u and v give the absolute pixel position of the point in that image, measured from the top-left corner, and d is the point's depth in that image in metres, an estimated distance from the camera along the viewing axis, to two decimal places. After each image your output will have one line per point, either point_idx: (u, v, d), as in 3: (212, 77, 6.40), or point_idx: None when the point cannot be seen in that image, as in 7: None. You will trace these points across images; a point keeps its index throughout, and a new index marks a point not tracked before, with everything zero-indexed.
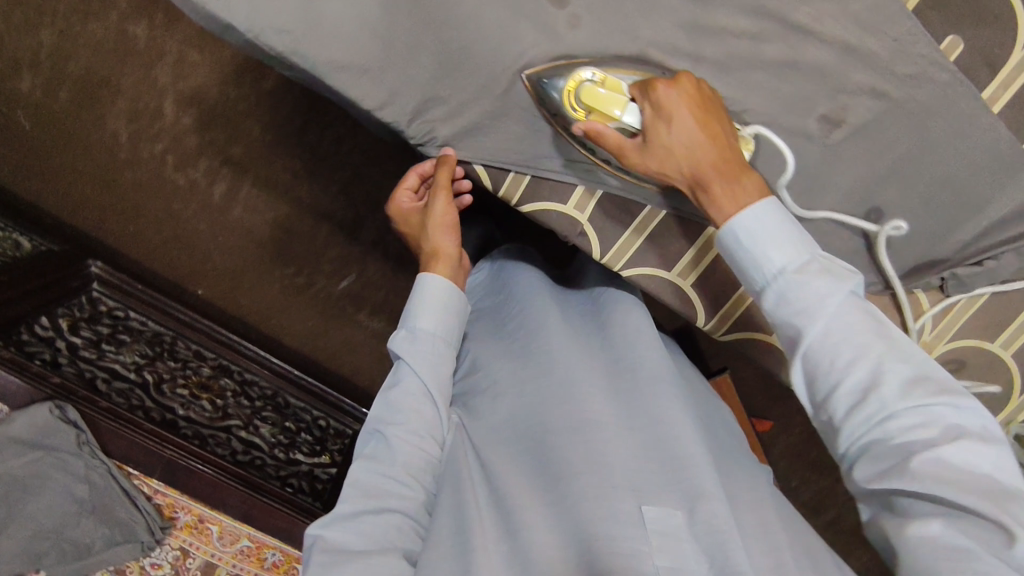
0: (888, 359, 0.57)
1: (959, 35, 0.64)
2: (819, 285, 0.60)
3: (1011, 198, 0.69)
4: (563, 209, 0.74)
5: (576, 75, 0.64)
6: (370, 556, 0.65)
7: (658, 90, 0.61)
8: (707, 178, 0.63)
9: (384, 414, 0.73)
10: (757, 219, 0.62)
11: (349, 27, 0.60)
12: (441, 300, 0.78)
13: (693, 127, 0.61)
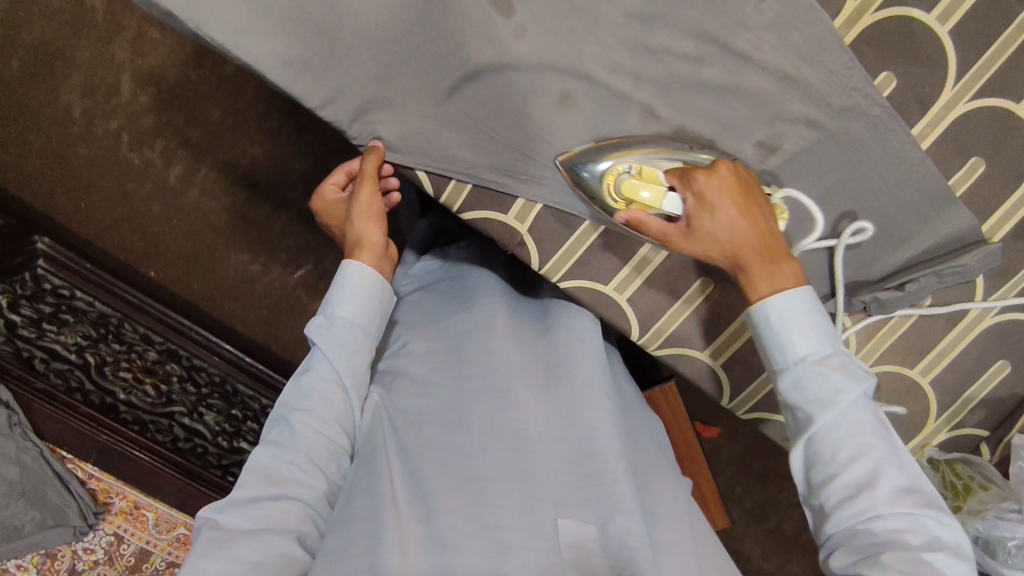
0: (887, 462, 0.61)
1: (893, 72, 0.66)
2: (837, 377, 0.64)
3: (932, 231, 0.72)
4: (503, 219, 0.74)
5: (615, 166, 0.68)
6: (261, 541, 0.66)
7: (698, 180, 0.65)
8: (748, 262, 0.66)
9: (294, 400, 0.74)
10: (792, 306, 0.65)
11: (291, 23, 0.61)
12: (367, 289, 0.77)
13: (736, 213, 0.64)
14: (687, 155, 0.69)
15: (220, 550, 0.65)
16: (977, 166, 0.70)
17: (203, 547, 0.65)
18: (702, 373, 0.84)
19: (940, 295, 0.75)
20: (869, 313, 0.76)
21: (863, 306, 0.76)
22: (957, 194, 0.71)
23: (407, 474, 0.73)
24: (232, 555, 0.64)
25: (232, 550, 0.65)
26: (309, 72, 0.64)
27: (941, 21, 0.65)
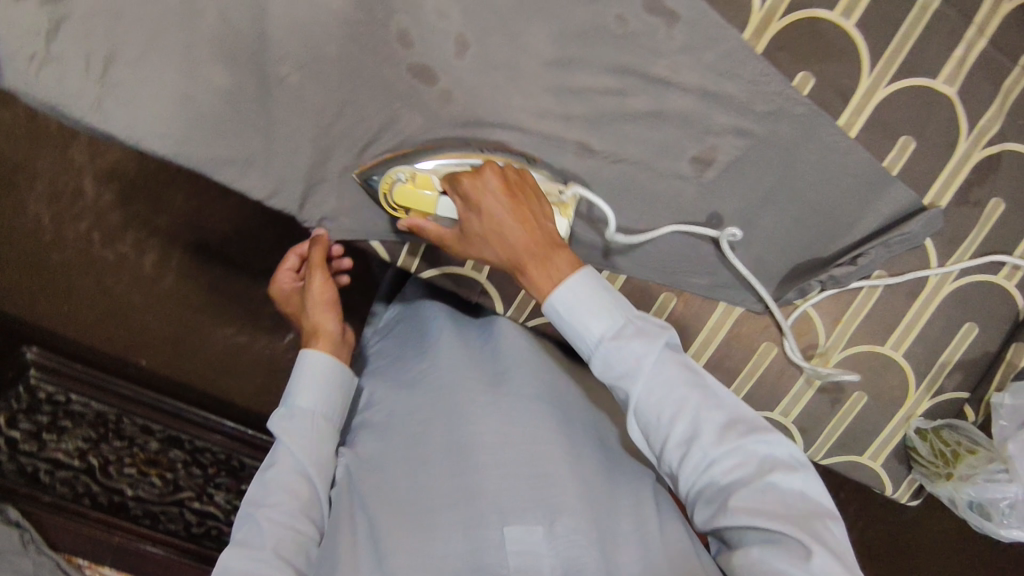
0: (702, 406, 0.61)
1: (809, 71, 0.68)
2: (632, 344, 0.63)
3: (877, 212, 0.74)
4: (463, 270, 0.80)
5: (390, 175, 0.69)
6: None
7: (460, 181, 0.66)
8: (521, 260, 0.66)
9: (254, 497, 0.70)
10: (573, 291, 0.64)
11: (228, 123, 0.64)
12: (321, 372, 0.77)
13: (501, 213, 0.65)
14: (476, 157, 0.69)
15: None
16: (908, 144, 0.72)
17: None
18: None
19: (893, 265, 0.76)
20: (830, 288, 0.76)
21: (819, 285, 0.77)
22: (892, 173, 0.72)
23: (371, 519, 0.69)
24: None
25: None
26: (254, 164, 0.66)
27: (846, 15, 0.67)
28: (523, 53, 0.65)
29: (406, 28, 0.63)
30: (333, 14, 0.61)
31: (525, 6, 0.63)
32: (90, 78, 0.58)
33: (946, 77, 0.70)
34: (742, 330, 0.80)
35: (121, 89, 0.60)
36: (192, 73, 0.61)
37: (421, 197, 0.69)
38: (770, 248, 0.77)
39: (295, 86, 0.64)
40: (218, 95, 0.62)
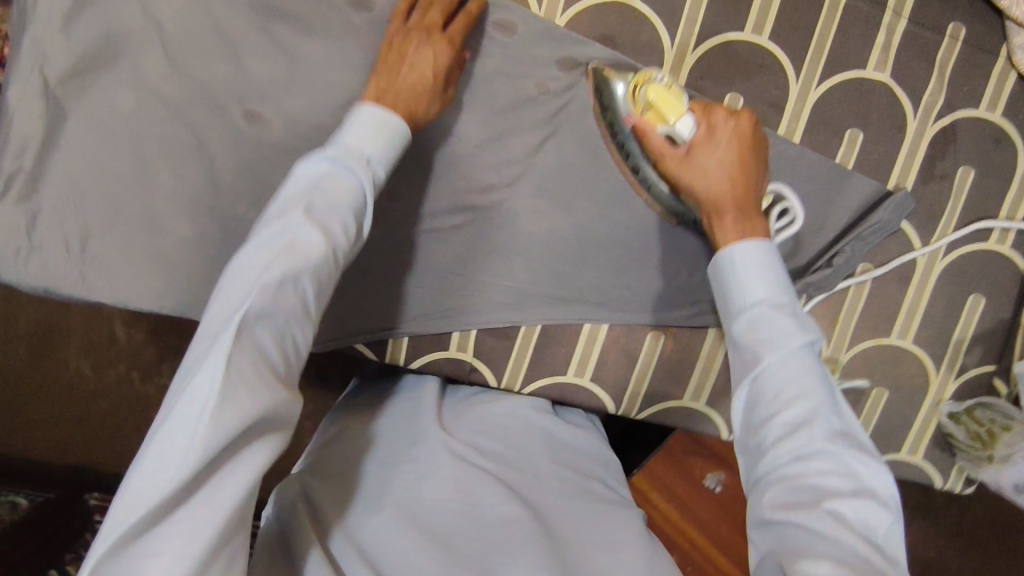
0: (831, 407, 0.51)
1: (735, 91, 0.69)
2: (788, 322, 0.54)
3: (845, 207, 0.73)
4: (448, 353, 0.74)
5: (649, 72, 0.63)
6: (247, 450, 0.43)
7: (715, 113, 0.62)
8: (722, 205, 0.61)
9: (303, 234, 0.47)
10: (755, 263, 0.57)
11: (197, 267, 0.68)
12: (389, 130, 0.56)
13: (730, 157, 0.61)
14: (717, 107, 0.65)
15: (160, 526, 0.40)
16: (855, 136, 0.71)
17: (111, 525, 0.39)
18: (705, 425, 0.78)
19: (878, 255, 0.74)
20: (816, 296, 0.74)
21: (806, 295, 0.74)
22: (847, 167, 0.72)
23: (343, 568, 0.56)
24: (207, 492, 0.41)
25: (204, 485, 0.41)
26: None
27: (757, 32, 0.69)
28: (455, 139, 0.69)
29: None
30: (274, 147, 0.66)
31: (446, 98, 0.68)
32: (69, 257, 0.66)
33: (875, 63, 0.70)
34: None
35: (99, 261, 0.67)
36: (156, 228, 0.67)
37: (668, 100, 0.61)
38: None
39: (252, 217, 0.68)
40: (182, 242, 0.67)
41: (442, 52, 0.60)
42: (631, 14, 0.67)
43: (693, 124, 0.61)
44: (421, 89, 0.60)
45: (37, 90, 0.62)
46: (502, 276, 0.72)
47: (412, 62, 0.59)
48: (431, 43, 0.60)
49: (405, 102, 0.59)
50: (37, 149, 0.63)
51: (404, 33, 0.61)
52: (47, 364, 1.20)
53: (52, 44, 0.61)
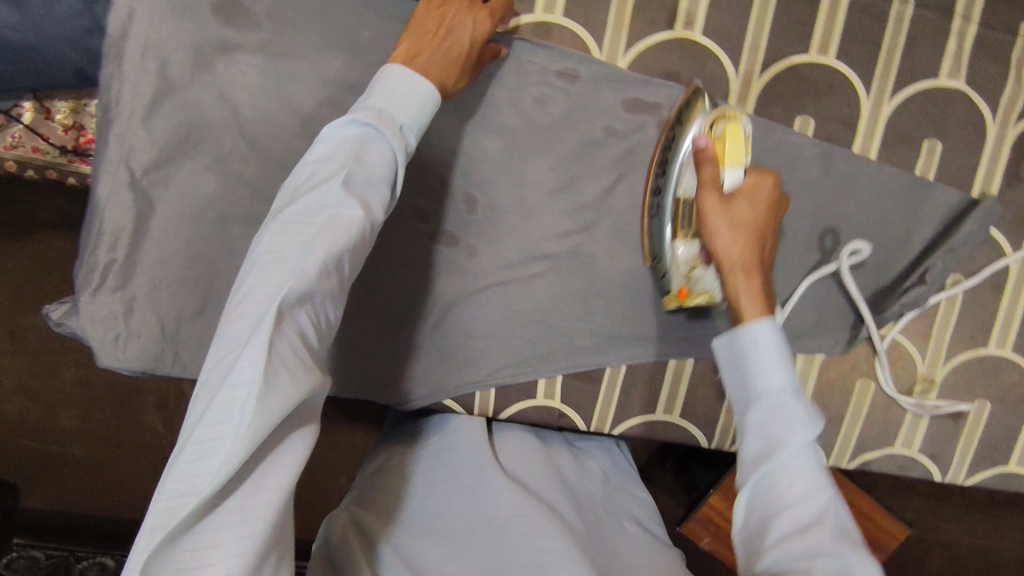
0: (836, 509, 0.45)
1: (806, 113, 0.69)
2: (801, 410, 0.48)
3: (928, 219, 0.71)
4: (536, 401, 0.75)
5: (738, 118, 0.61)
6: (287, 440, 0.43)
7: (767, 174, 0.57)
8: (740, 260, 0.55)
9: (343, 207, 0.46)
10: (773, 347, 0.50)
11: None
12: (420, 96, 0.54)
13: (758, 222, 0.56)
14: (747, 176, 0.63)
15: (205, 520, 0.39)
16: (933, 146, 0.70)
17: (150, 526, 0.37)
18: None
19: (967, 265, 0.72)
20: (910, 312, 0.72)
21: (896, 314, 0.73)
22: (927, 179, 0.70)
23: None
24: (243, 491, 0.40)
25: (244, 481, 0.40)
26: None
27: (823, 52, 0.67)
28: (526, 189, 0.69)
29: (419, 204, 0.68)
30: None
31: (516, 150, 0.68)
32: (164, 339, 0.68)
33: (948, 71, 0.68)
34: (831, 376, 0.75)
35: (191, 340, 0.68)
36: None
37: (730, 149, 0.59)
38: (843, 285, 0.73)
39: None
40: None
41: (480, 24, 0.59)
42: (693, 48, 0.66)
43: (738, 180, 0.58)
44: (454, 59, 0.58)
45: (125, 183, 0.64)
46: (585, 321, 0.72)
47: (450, 28, 0.58)
48: (471, 11, 0.59)
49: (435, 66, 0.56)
50: (129, 238, 0.65)
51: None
52: (132, 419, 1.07)
53: (136, 138, 0.63)
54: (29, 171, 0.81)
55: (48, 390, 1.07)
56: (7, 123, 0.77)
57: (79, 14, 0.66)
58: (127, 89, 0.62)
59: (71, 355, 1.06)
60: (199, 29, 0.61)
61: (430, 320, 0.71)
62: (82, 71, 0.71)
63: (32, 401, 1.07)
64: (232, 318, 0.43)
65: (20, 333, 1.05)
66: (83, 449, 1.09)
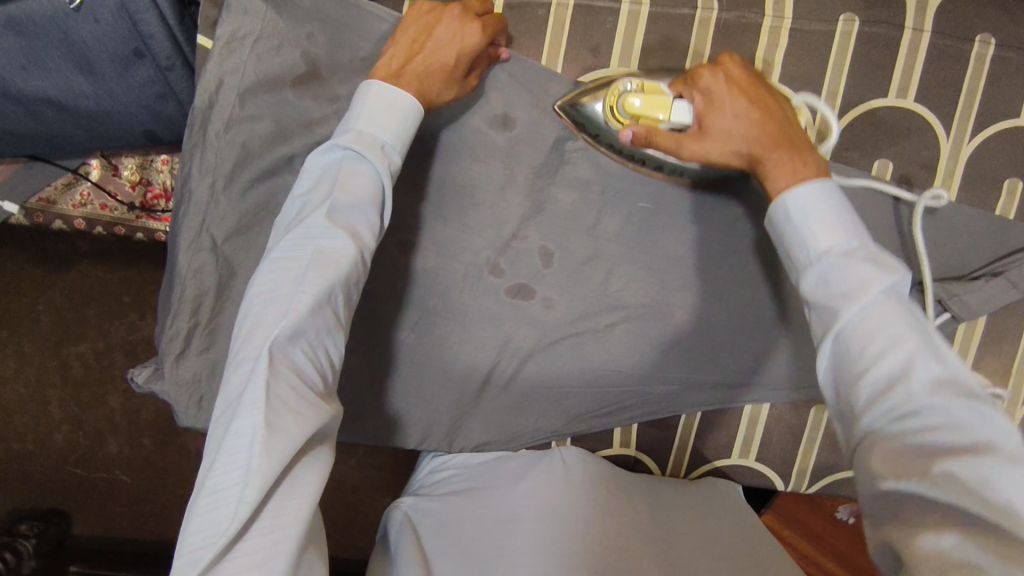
0: (927, 351, 0.43)
1: (885, 157, 0.68)
2: (861, 268, 0.47)
3: (1017, 259, 0.68)
4: (612, 450, 0.77)
5: (615, 86, 0.61)
6: (300, 473, 0.44)
7: (701, 75, 0.58)
8: (761, 155, 0.55)
9: (328, 241, 0.48)
10: (813, 202, 0.50)
11: (364, 393, 0.70)
12: (402, 110, 0.54)
13: (742, 90, 0.57)
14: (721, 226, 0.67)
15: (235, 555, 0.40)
16: (1016, 186, 0.68)
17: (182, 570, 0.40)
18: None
19: None
20: (945, 311, 0.69)
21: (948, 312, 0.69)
22: (1009, 219, 0.69)
23: (431, 553, 0.62)
24: (262, 529, 0.41)
25: (263, 518, 0.41)
26: (396, 416, 0.72)
27: (902, 95, 0.67)
28: (601, 240, 0.68)
29: (495, 259, 0.68)
30: (428, 273, 0.67)
31: (590, 203, 0.67)
32: None
33: None
34: None
35: None
36: None
37: (644, 105, 0.59)
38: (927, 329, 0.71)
39: (412, 341, 0.69)
40: (349, 372, 0.69)
41: (471, 36, 0.58)
42: None
43: (688, 106, 0.58)
44: (442, 74, 0.57)
45: (206, 249, 0.65)
46: (661, 372, 0.71)
47: (438, 40, 0.57)
48: (462, 22, 0.58)
49: (419, 80, 0.56)
50: (211, 302, 0.66)
51: (438, 10, 0.58)
52: (178, 445, 1.05)
53: (218, 205, 0.64)
54: (98, 228, 0.84)
55: (94, 418, 1.05)
56: (76, 181, 0.80)
57: (153, 82, 0.66)
58: (210, 156, 0.63)
59: (112, 382, 1.05)
60: (282, 101, 0.63)
61: (504, 374, 0.71)
62: (153, 132, 0.71)
63: (78, 429, 1.05)
64: (234, 367, 0.46)
65: (64, 362, 1.04)
66: (128, 475, 1.06)
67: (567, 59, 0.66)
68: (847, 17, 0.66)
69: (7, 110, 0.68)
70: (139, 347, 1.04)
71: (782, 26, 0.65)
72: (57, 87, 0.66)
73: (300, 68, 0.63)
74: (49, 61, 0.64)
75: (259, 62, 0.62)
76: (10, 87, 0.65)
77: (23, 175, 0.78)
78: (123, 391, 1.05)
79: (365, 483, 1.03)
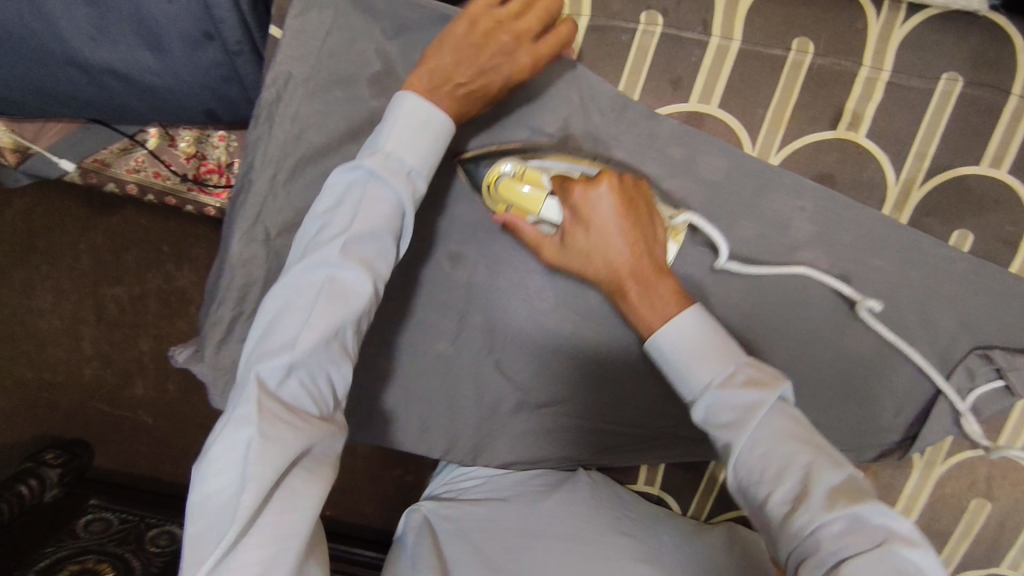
0: (819, 469, 0.46)
1: (965, 228, 0.64)
2: (744, 395, 0.49)
3: None
4: (637, 484, 0.79)
5: (496, 169, 0.59)
6: (304, 486, 0.43)
7: (574, 190, 0.57)
8: (627, 286, 0.57)
9: (340, 268, 0.47)
10: (682, 331, 0.52)
11: (395, 399, 0.69)
12: (428, 135, 0.52)
13: (612, 214, 0.57)
14: (785, 277, 0.64)
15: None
16: None
17: None
18: None
19: None
20: (1002, 380, 0.65)
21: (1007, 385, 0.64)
22: None
23: (450, 557, 0.61)
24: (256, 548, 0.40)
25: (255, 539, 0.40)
26: (425, 426, 0.71)
27: (994, 165, 0.63)
28: None
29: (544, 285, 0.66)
30: (477, 289, 0.66)
31: None
32: None
33: None
34: (946, 491, 0.72)
35: None
36: (361, 365, 0.67)
37: (523, 194, 0.58)
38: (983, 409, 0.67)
39: (452, 355, 0.68)
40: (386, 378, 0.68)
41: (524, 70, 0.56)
42: (854, 150, 0.63)
43: (560, 206, 0.58)
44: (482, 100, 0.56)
45: (259, 241, 0.64)
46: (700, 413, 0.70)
47: (489, 73, 0.55)
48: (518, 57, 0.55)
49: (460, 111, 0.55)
50: (257, 293, 0.65)
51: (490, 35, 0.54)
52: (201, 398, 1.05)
53: (275, 199, 0.63)
54: (150, 195, 0.84)
55: (126, 358, 1.06)
56: (131, 147, 0.80)
57: (220, 64, 0.66)
58: (274, 148, 0.62)
59: (146, 328, 1.04)
60: (352, 102, 0.62)
61: (538, 397, 0.70)
62: (213, 113, 0.70)
63: (109, 366, 1.06)
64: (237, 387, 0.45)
65: (100, 302, 1.04)
66: (152, 418, 1.07)
67: (647, 88, 0.63)
68: (950, 76, 0.62)
69: (68, 75, 0.67)
70: (173, 299, 1.03)
71: (879, 78, 0.62)
72: (124, 59, 0.65)
73: (374, 70, 0.61)
74: (119, 33, 0.64)
75: (332, 57, 0.61)
76: (77, 54, 0.64)
77: (86, 135, 0.78)
78: (155, 337, 1.05)
79: (380, 475, 1.02)
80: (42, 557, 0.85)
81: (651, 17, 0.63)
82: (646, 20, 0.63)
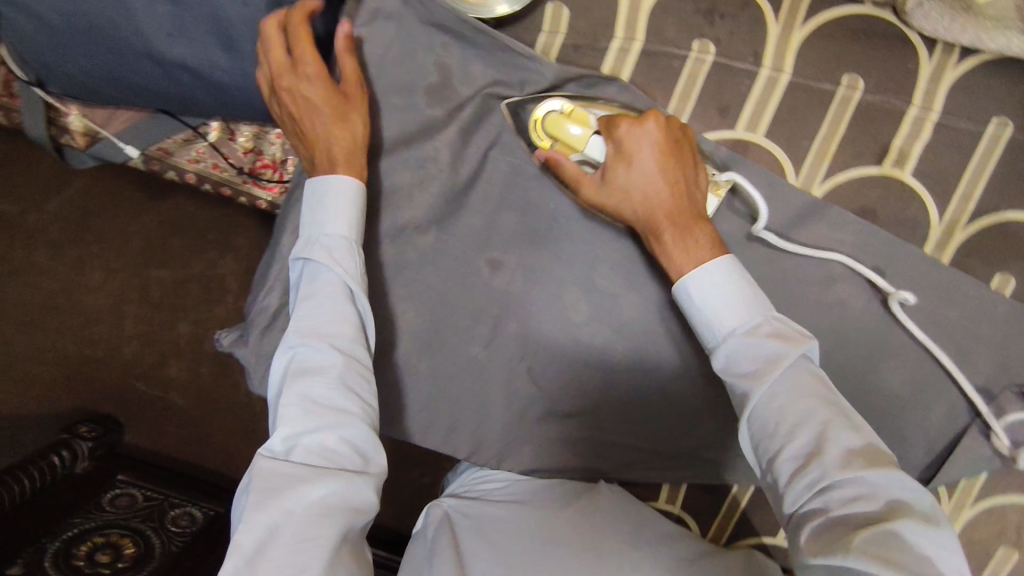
0: (834, 426, 0.49)
1: (1008, 272, 0.64)
2: (770, 344, 0.52)
3: None
4: (657, 502, 0.79)
5: (545, 105, 0.62)
6: (315, 526, 0.50)
7: (620, 126, 0.59)
8: (660, 227, 0.58)
9: (295, 348, 0.55)
10: (713, 278, 0.55)
11: (424, 398, 0.70)
12: (345, 206, 0.59)
13: (653, 150, 0.58)
14: (822, 307, 0.64)
15: None
16: None
17: None
18: None
19: None
20: None
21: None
22: None
23: (471, 557, 0.62)
24: None
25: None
26: (453, 428, 0.71)
27: None
28: None
29: (580, 298, 0.67)
30: (514, 297, 0.68)
31: None
32: None
33: None
34: (973, 536, 0.71)
35: None
36: (397, 363, 0.69)
37: (571, 132, 0.60)
38: None
39: (484, 359, 0.69)
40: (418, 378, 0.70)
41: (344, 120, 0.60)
42: (899, 186, 0.64)
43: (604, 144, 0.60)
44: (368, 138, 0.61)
45: None
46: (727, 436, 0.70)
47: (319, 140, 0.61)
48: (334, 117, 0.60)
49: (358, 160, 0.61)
50: None
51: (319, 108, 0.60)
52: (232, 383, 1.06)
53: None
54: (207, 184, 0.88)
55: (163, 339, 1.07)
56: (194, 139, 0.83)
57: None
58: None
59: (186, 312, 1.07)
60: (409, 109, 0.64)
61: (566, 407, 0.71)
62: None
63: (146, 346, 1.06)
64: None
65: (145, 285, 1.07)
66: (183, 400, 1.07)
67: (695, 113, 0.65)
68: (1000, 120, 0.62)
69: (145, 70, 0.71)
70: (214, 286, 1.06)
71: (928, 118, 0.63)
72: (198, 57, 0.69)
73: (432, 81, 0.64)
74: (196, 32, 0.67)
75: (393, 65, 0.64)
76: (155, 50, 0.68)
77: (153, 124, 0.82)
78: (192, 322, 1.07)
79: (400, 475, 1.04)
80: (70, 527, 0.87)
81: (703, 45, 0.65)
82: (698, 48, 0.65)
